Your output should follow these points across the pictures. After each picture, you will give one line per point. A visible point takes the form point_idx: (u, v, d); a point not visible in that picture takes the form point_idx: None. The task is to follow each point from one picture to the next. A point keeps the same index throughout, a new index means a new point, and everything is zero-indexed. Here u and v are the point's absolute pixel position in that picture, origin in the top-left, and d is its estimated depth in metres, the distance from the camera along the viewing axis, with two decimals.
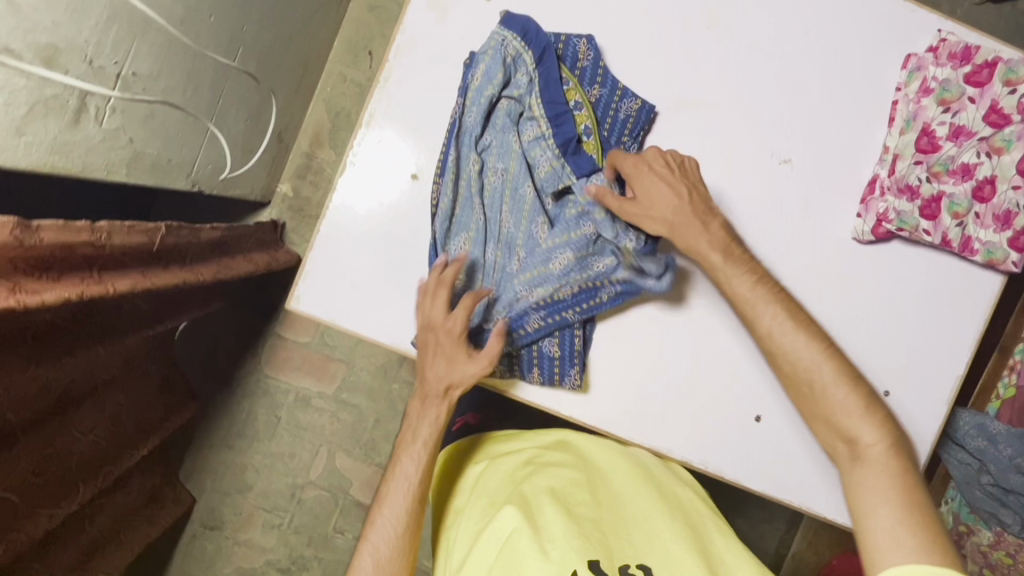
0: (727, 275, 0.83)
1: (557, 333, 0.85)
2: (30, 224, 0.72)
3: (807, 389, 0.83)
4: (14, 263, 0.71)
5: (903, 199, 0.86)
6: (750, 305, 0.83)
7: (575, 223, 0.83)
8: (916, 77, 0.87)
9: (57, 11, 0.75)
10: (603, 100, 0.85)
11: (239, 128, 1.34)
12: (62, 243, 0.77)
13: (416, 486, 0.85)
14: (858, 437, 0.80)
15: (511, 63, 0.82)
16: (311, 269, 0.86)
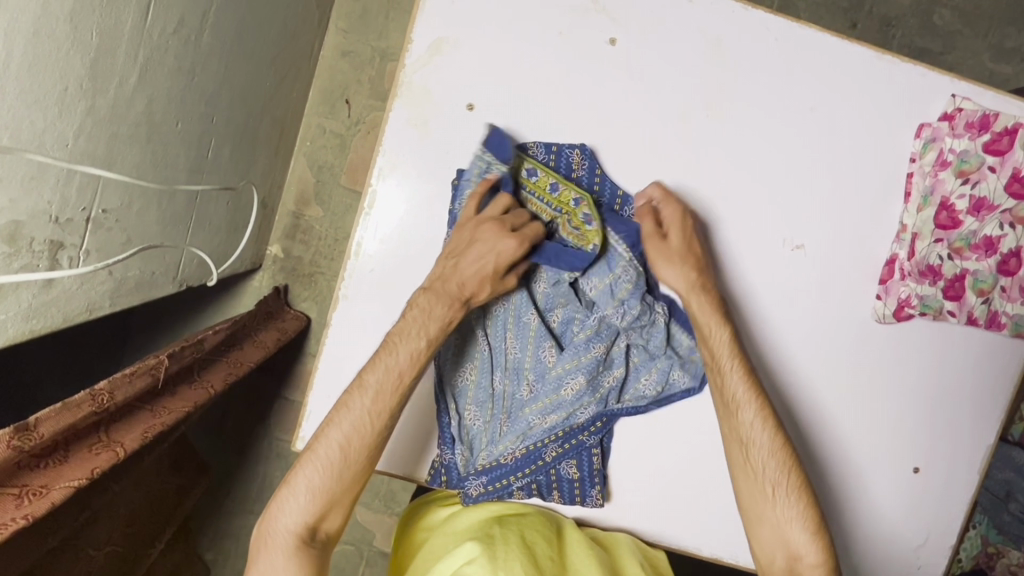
0: (728, 364, 0.80)
1: (574, 455, 0.84)
2: (26, 425, 0.69)
3: (762, 490, 0.79)
4: (16, 468, 0.70)
5: (925, 283, 0.83)
6: (735, 406, 0.80)
7: (587, 344, 0.81)
8: (931, 149, 0.82)
9: (14, 187, 0.69)
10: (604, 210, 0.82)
11: (222, 213, 1.28)
12: (65, 425, 0.75)
13: (339, 481, 0.72)
14: (802, 555, 0.77)
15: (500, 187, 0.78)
16: (313, 410, 0.83)
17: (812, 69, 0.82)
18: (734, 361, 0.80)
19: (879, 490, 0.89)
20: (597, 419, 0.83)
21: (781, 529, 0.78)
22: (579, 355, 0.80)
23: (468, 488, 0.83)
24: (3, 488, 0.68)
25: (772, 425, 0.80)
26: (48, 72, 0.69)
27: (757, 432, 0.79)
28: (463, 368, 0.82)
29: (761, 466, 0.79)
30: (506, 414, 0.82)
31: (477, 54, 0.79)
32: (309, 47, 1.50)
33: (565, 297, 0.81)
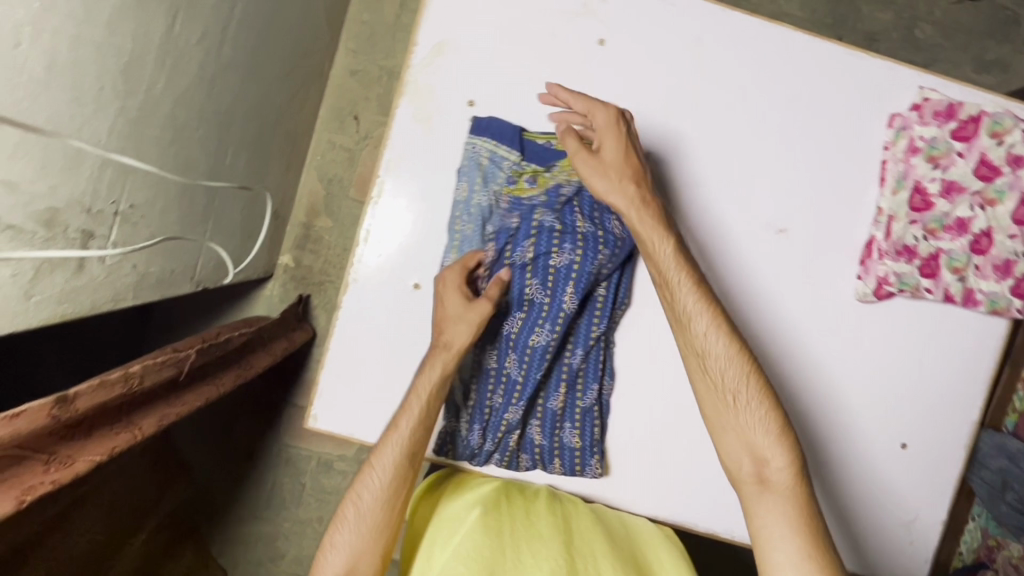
0: (670, 270, 0.81)
1: (563, 388, 0.88)
2: (67, 397, 0.72)
3: (726, 400, 0.80)
4: (50, 436, 0.72)
5: (901, 261, 0.88)
6: (688, 319, 0.81)
7: (536, 285, 0.84)
8: (902, 137, 0.88)
9: (52, 176, 0.75)
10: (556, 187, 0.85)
11: (237, 218, 1.34)
12: (97, 403, 0.77)
13: (371, 527, 0.80)
14: (767, 460, 0.78)
15: (489, 164, 0.85)
16: (325, 390, 0.87)
17: (788, 65, 0.89)
18: (688, 290, 0.81)
19: (867, 464, 0.92)
20: (569, 349, 0.87)
21: (750, 436, 0.79)
22: (525, 291, 0.84)
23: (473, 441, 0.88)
24: (36, 453, 0.69)
25: (728, 336, 0.81)
26: (86, 71, 0.76)
27: (712, 344, 0.80)
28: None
29: (720, 375, 0.80)
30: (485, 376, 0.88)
31: (477, 56, 0.86)
32: (319, 66, 1.59)
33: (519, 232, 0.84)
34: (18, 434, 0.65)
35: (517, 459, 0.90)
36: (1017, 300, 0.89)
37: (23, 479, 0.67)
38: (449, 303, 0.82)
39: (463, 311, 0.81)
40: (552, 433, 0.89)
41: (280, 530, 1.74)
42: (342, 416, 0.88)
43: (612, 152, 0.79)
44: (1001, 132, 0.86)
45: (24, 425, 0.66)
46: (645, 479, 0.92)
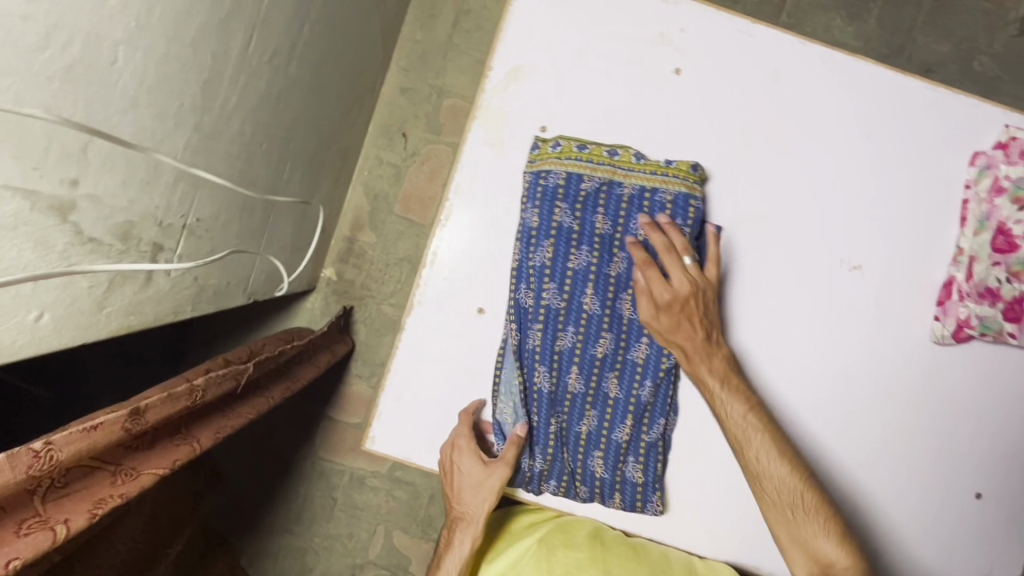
0: (723, 402, 0.83)
1: (629, 420, 0.86)
2: (139, 410, 0.71)
3: (789, 513, 0.83)
4: (120, 448, 0.70)
5: (984, 304, 0.84)
6: (744, 436, 0.83)
7: (634, 308, 0.85)
8: (986, 175, 0.85)
9: (132, 191, 0.76)
10: (636, 197, 0.84)
11: (289, 232, 1.34)
12: (165, 414, 0.76)
13: None
14: (832, 562, 0.82)
15: (564, 189, 0.83)
16: (383, 412, 0.86)
17: (868, 100, 0.87)
18: (754, 427, 0.82)
19: (939, 514, 0.88)
20: (636, 380, 0.86)
21: (815, 543, 0.82)
22: (599, 341, 0.85)
23: (534, 471, 0.88)
24: (104, 463, 0.68)
25: (783, 456, 0.83)
26: (170, 87, 0.77)
27: (769, 466, 0.82)
28: (525, 374, 0.85)
29: (775, 495, 0.83)
30: (552, 399, 0.86)
31: (550, 81, 0.86)
32: (372, 83, 1.60)
33: (600, 245, 0.84)
34: (90, 447, 0.64)
35: (575, 487, 0.89)
36: None
37: (94, 490, 0.66)
38: (468, 475, 0.86)
39: (480, 480, 0.86)
40: (615, 466, 0.88)
41: (310, 545, 1.73)
42: (401, 440, 0.87)
43: (679, 281, 0.81)
44: None
45: (99, 437, 0.65)
46: (705, 517, 0.89)
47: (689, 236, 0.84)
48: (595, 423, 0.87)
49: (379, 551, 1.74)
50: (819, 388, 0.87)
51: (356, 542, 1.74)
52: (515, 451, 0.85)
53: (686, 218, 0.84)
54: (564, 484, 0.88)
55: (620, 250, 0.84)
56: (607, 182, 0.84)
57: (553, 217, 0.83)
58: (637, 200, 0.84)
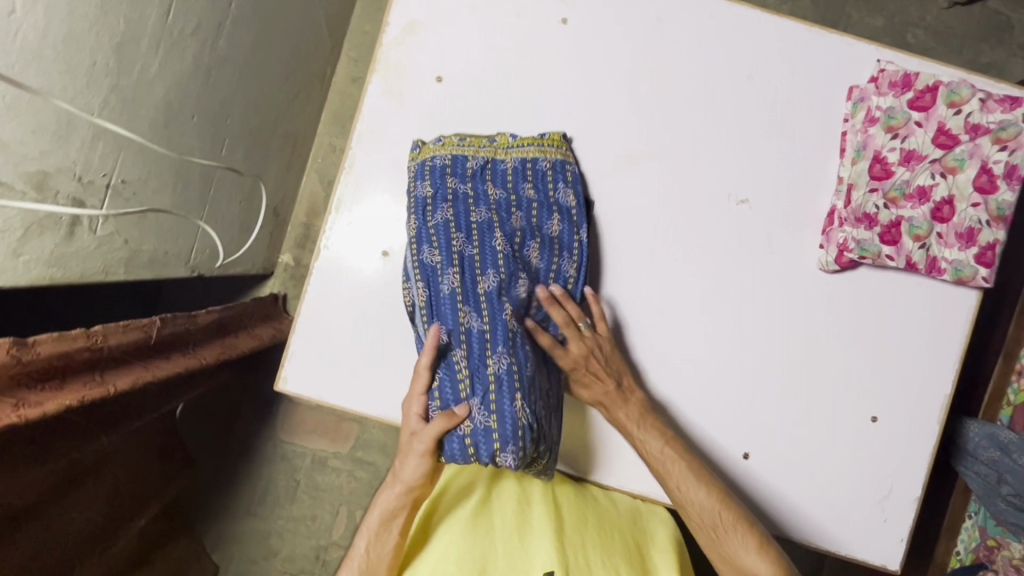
0: (639, 435, 0.85)
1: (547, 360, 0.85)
2: (27, 341, 0.76)
3: (713, 536, 0.83)
4: (13, 380, 0.75)
5: (861, 228, 0.88)
6: (664, 468, 0.84)
7: (540, 258, 0.85)
8: (861, 108, 0.90)
9: (43, 141, 0.81)
10: (519, 168, 0.88)
11: (234, 210, 1.39)
12: (59, 352, 0.81)
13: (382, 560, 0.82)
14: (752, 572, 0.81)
15: (451, 167, 0.86)
16: (294, 352, 0.91)
17: (747, 42, 0.92)
18: (671, 458, 0.84)
19: (835, 435, 0.92)
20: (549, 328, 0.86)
21: (683, 491, 0.84)
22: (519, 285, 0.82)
23: (477, 426, 0.77)
24: (2, 395, 0.73)
25: (704, 481, 0.84)
26: (78, 45, 0.82)
27: (689, 491, 0.83)
28: (449, 318, 0.80)
29: (698, 517, 0.84)
30: (489, 338, 0.79)
31: (444, 35, 0.91)
32: (321, 71, 1.66)
33: (497, 207, 0.85)
34: None
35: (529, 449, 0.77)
36: (983, 268, 0.88)
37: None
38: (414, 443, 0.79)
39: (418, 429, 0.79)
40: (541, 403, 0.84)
41: (274, 528, 1.62)
42: (314, 377, 0.91)
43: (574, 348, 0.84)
44: (958, 102, 0.86)
45: None
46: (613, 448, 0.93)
47: (574, 197, 0.88)
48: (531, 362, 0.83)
49: (342, 533, 1.63)
50: (713, 318, 0.91)
51: (319, 524, 1.63)
52: (464, 410, 0.77)
53: (568, 180, 0.88)
54: (500, 449, 0.76)
55: (517, 211, 0.86)
56: (489, 159, 0.88)
57: (447, 181, 0.85)
58: (521, 170, 0.87)
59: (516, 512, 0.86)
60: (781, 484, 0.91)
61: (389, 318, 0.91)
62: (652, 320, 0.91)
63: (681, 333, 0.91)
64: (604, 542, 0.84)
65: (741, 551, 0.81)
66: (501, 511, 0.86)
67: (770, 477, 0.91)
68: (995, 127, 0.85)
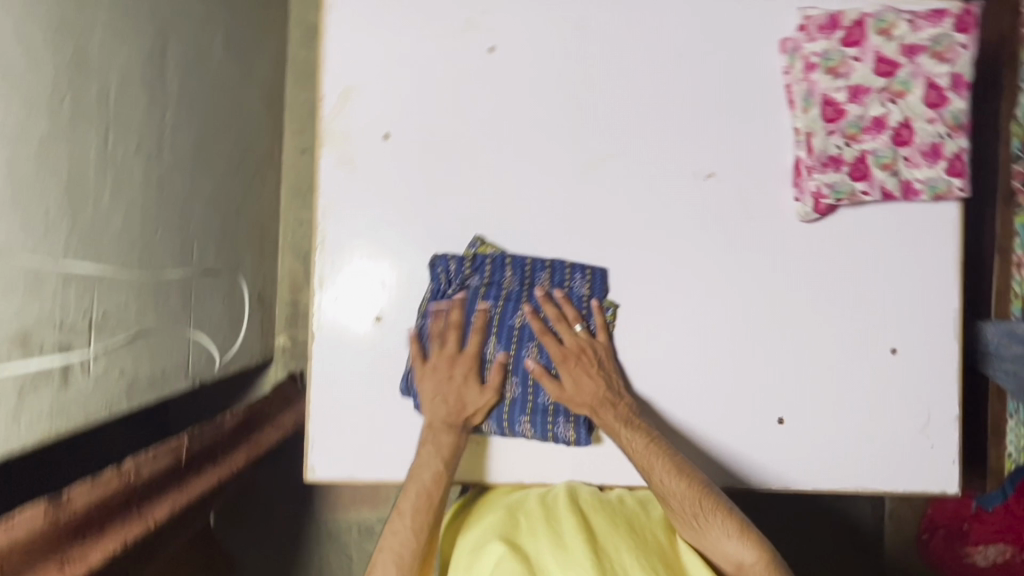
0: (625, 437, 0.87)
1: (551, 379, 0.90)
2: (60, 498, 0.75)
3: (694, 525, 0.86)
4: (55, 541, 0.73)
5: (829, 172, 0.88)
6: (647, 464, 0.86)
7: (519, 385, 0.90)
8: (797, 58, 0.91)
9: (16, 301, 0.81)
10: (554, 296, 0.91)
11: (220, 308, 1.39)
12: (95, 499, 0.79)
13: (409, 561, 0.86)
14: (740, 560, 0.84)
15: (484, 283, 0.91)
16: (315, 438, 0.90)
17: (672, 23, 0.93)
18: (651, 454, 0.86)
19: (861, 375, 0.92)
20: (506, 423, 0.90)
21: (664, 484, 0.86)
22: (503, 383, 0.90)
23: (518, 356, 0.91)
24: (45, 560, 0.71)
25: (682, 472, 0.86)
26: (28, 199, 0.82)
27: (670, 484, 0.85)
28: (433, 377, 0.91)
29: (679, 508, 0.86)
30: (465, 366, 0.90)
31: (379, 93, 0.92)
32: (269, 151, 1.66)
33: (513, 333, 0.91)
34: (15, 543, 0.67)
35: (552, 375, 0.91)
36: (956, 180, 0.88)
37: None
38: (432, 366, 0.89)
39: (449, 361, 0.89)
40: (546, 432, 0.90)
41: None
42: (337, 454, 0.90)
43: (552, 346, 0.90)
44: (886, 29, 0.88)
45: (22, 531, 0.69)
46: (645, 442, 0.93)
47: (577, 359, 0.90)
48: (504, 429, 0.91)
49: None
50: (711, 295, 0.92)
51: None
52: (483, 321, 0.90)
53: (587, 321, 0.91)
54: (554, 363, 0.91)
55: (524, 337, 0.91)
56: (526, 287, 0.91)
57: (461, 279, 0.90)
58: (555, 295, 0.91)
59: (549, 532, 0.84)
60: (820, 437, 0.92)
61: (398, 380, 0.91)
62: (654, 315, 0.92)
63: (685, 318, 0.92)
64: (636, 544, 0.84)
65: (721, 537, 0.85)
66: (535, 534, 0.84)
67: (808, 434, 0.92)
68: (928, 44, 0.87)
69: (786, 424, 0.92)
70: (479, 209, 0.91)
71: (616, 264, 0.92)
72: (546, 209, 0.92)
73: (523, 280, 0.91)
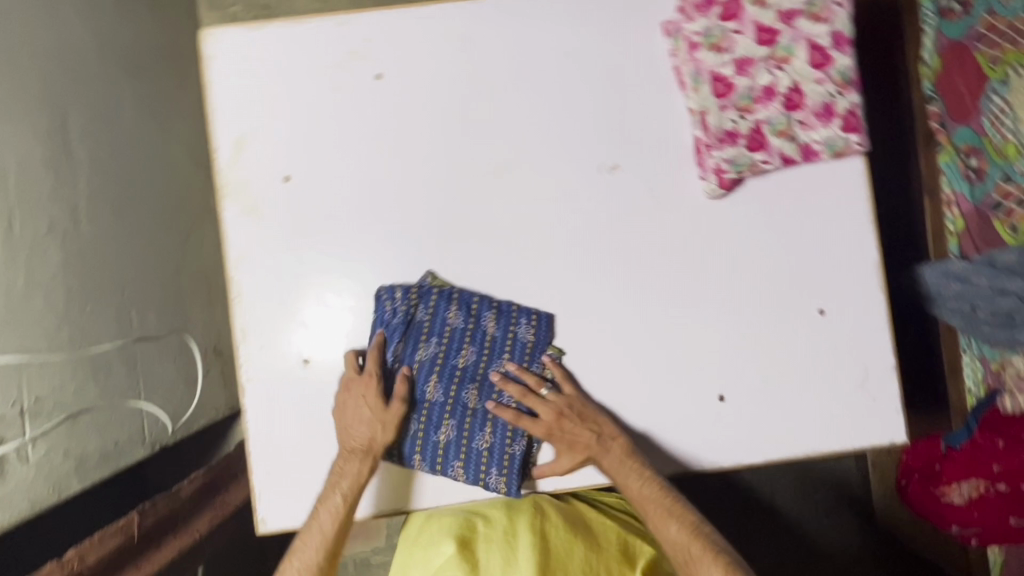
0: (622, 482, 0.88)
1: (487, 426, 0.90)
2: None
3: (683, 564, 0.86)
4: None
5: (727, 147, 0.88)
6: (644, 509, 0.88)
7: (454, 428, 0.89)
8: (679, 40, 0.91)
9: None
10: (498, 337, 0.91)
11: (173, 370, 1.35)
12: None
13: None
14: None
15: (432, 325, 0.90)
16: (262, 491, 0.89)
17: (552, 23, 0.93)
18: (648, 496, 0.88)
19: (792, 341, 0.92)
20: (437, 464, 0.89)
21: (659, 528, 0.88)
22: (440, 425, 0.89)
23: (459, 400, 0.90)
24: None
25: (676, 516, 0.88)
26: None
27: (667, 528, 0.88)
28: None
29: (674, 549, 0.87)
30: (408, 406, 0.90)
31: (273, 136, 0.91)
32: (204, 202, 1.65)
33: (456, 375, 0.90)
34: None
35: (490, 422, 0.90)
36: (852, 136, 0.89)
37: None
38: (352, 391, 0.88)
39: (349, 384, 0.88)
40: (478, 477, 0.89)
41: None
42: (284, 503, 0.89)
43: (545, 408, 0.89)
44: None
45: None
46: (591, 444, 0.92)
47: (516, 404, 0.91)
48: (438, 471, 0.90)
49: None
50: (633, 285, 0.92)
51: None
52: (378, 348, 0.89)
53: (526, 352, 0.91)
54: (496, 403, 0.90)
55: (464, 379, 0.90)
56: (470, 327, 0.91)
57: (410, 313, 0.90)
58: (499, 340, 0.91)
59: (504, 544, 1.00)
60: (762, 408, 0.92)
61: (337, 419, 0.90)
62: (580, 314, 0.92)
63: (611, 311, 0.92)
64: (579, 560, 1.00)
65: None
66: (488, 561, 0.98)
67: (751, 406, 0.92)
68: (803, 7, 0.88)
69: (727, 401, 0.92)
70: (391, 236, 0.91)
71: (535, 270, 0.92)
72: (457, 227, 0.91)
73: (467, 319, 0.91)
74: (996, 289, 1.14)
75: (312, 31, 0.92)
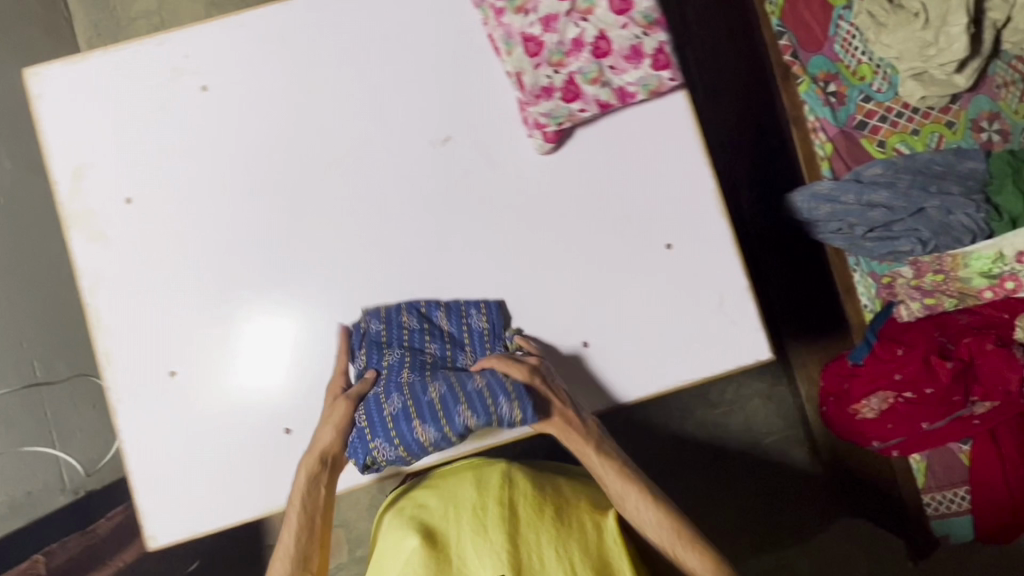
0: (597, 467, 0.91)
1: (477, 371, 0.85)
2: None
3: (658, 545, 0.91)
4: None
5: (544, 102, 0.91)
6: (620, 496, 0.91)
7: (441, 383, 0.84)
8: (485, 8, 0.93)
9: None
10: (457, 334, 0.93)
11: (94, 415, 1.35)
12: None
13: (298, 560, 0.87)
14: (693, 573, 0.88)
15: (390, 324, 0.91)
16: (146, 507, 0.90)
17: (363, 12, 0.96)
18: (619, 481, 0.91)
19: (645, 278, 0.95)
20: (440, 418, 0.81)
21: (639, 512, 0.90)
22: (427, 384, 0.84)
23: (438, 372, 0.87)
24: None
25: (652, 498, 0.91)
26: None
27: (643, 512, 0.90)
28: (365, 408, 0.85)
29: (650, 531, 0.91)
30: (383, 392, 0.85)
31: (109, 162, 0.93)
32: None
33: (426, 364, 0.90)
34: None
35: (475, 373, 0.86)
36: (663, 73, 0.92)
37: None
38: (329, 407, 0.88)
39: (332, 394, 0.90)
40: (488, 411, 0.81)
41: None
42: (171, 514, 0.91)
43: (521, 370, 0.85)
44: None
45: None
46: None
47: None
48: (436, 435, 0.81)
49: None
50: (483, 249, 0.95)
51: None
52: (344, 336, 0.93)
53: (486, 339, 0.93)
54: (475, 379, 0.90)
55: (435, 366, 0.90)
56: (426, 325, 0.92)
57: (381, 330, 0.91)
58: (458, 334, 0.93)
59: (475, 523, 0.91)
60: (625, 347, 0.95)
61: (209, 425, 0.92)
62: (436, 285, 0.94)
63: (465, 278, 0.95)
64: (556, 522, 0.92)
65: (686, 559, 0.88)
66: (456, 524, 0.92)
67: (614, 347, 0.95)
68: None
69: (590, 346, 0.95)
70: (239, 240, 0.94)
71: (385, 250, 0.94)
72: (302, 221, 0.94)
73: (421, 320, 0.92)
74: (861, 201, 1.26)
75: (131, 56, 0.94)
